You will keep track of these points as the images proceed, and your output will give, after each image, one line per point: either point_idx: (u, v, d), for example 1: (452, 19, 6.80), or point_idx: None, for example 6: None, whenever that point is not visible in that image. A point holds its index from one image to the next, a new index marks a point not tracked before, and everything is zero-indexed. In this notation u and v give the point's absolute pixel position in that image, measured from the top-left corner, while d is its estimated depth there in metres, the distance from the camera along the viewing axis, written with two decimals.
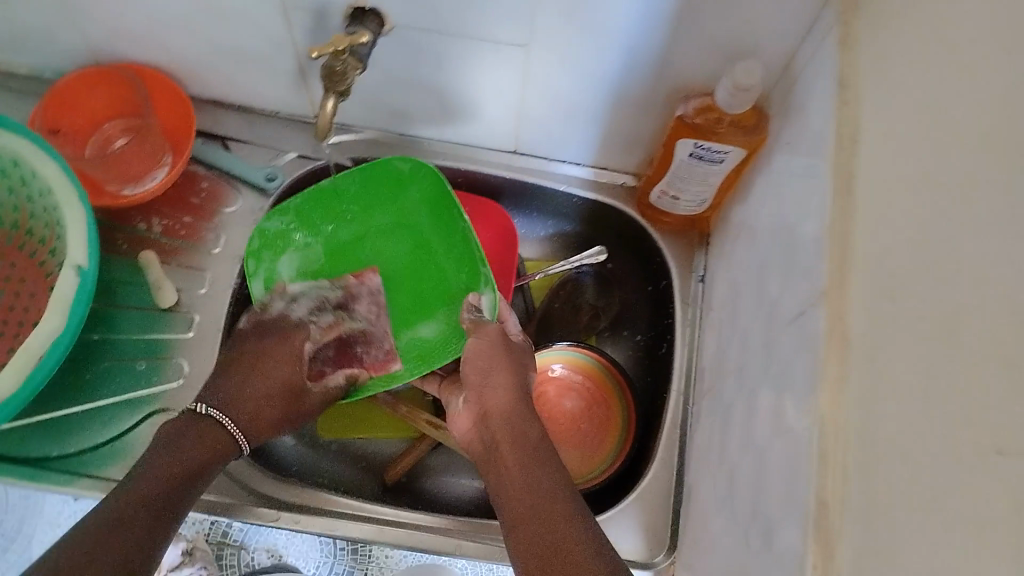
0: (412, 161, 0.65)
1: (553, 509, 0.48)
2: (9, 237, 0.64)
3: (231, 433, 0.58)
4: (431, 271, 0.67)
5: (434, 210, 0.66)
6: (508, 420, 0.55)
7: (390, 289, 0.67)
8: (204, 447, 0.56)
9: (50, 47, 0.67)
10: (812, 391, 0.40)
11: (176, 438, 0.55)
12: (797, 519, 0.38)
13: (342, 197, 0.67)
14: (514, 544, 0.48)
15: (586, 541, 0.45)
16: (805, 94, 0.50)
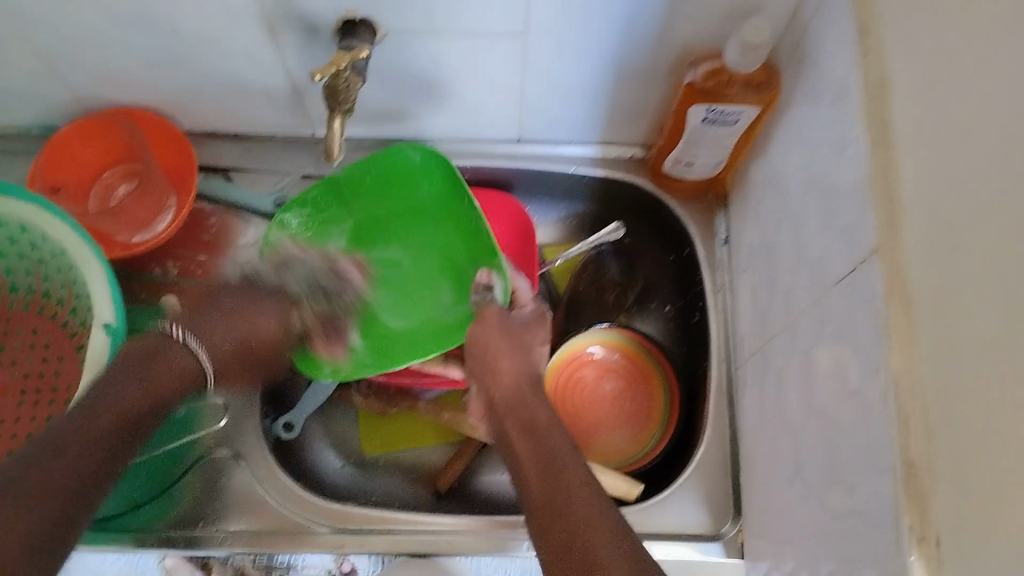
0: (422, 151, 0.64)
1: (573, 492, 0.44)
2: (19, 303, 0.63)
3: (197, 359, 0.56)
4: (425, 258, 0.67)
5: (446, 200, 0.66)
6: (513, 410, 0.52)
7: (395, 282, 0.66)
8: (182, 371, 0.54)
9: (37, 103, 0.66)
10: (879, 351, 0.40)
11: (146, 359, 0.52)
12: (883, 479, 0.39)
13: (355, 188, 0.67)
14: (537, 531, 0.44)
15: (610, 527, 0.42)
16: (820, 45, 0.49)
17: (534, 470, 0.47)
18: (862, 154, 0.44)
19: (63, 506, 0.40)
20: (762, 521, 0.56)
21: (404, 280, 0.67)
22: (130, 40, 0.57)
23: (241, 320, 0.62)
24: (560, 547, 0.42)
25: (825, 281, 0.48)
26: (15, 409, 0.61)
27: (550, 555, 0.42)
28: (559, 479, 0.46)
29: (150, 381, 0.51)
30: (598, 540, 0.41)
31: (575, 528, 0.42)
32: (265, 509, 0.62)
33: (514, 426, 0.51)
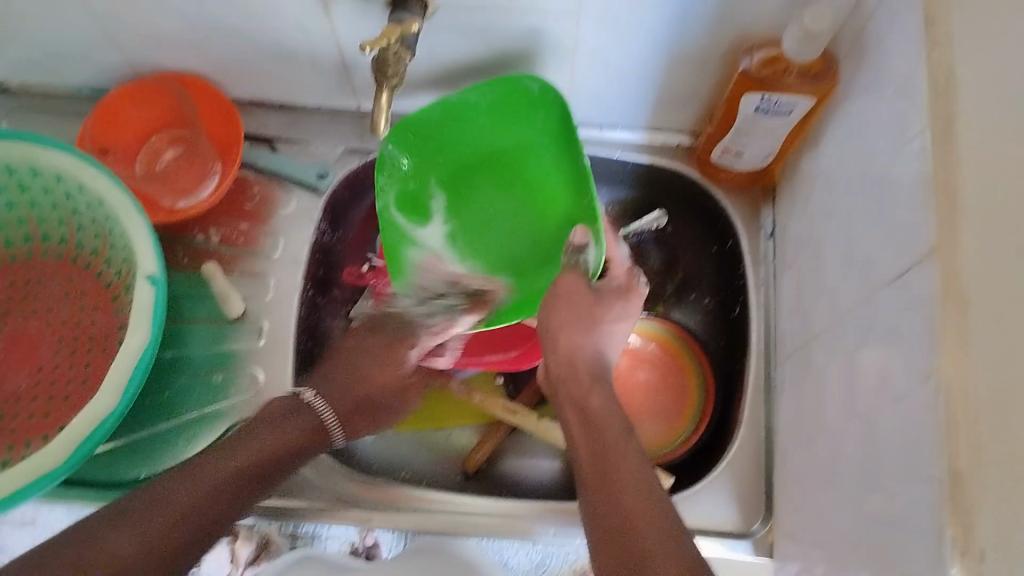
0: (543, 82, 0.57)
1: (623, 474, 0.46)
2: (58, 253, 0.64)
3: (329, 427, 0.61)
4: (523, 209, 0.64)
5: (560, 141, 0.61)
6: (566, 387, 0.56)
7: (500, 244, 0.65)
8: (301, 435, 0.59)
9: (88, 64, 0.67)
10: (930, 355, 0.38)
11: (280, 419, 0.58)
12: (927, 487, 0.37)
13: (466, 111, 0.60)
14: (586, 505, 0.46)
15: (652, 516, 0.43)
16: (883, 34, 0.47)
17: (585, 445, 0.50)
18: (923, 149, 0.42)
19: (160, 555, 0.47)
20: (794, 521, 0.55)
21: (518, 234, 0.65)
22: (181, 4, 0.57)
23: (356, 369, 0.65)
24: (605, 528, 0.44)
25: (875, 281, 0.46)
26: (52, 356, 0.62)
27: (596, 535, 0.44)
28: (604, 456, 0.48)
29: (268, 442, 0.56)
30: (640, 526, 0.43)
31: (616, 515, 0.44)
32: (296, 479, 0.63)
33: (571, 408, 0.54)
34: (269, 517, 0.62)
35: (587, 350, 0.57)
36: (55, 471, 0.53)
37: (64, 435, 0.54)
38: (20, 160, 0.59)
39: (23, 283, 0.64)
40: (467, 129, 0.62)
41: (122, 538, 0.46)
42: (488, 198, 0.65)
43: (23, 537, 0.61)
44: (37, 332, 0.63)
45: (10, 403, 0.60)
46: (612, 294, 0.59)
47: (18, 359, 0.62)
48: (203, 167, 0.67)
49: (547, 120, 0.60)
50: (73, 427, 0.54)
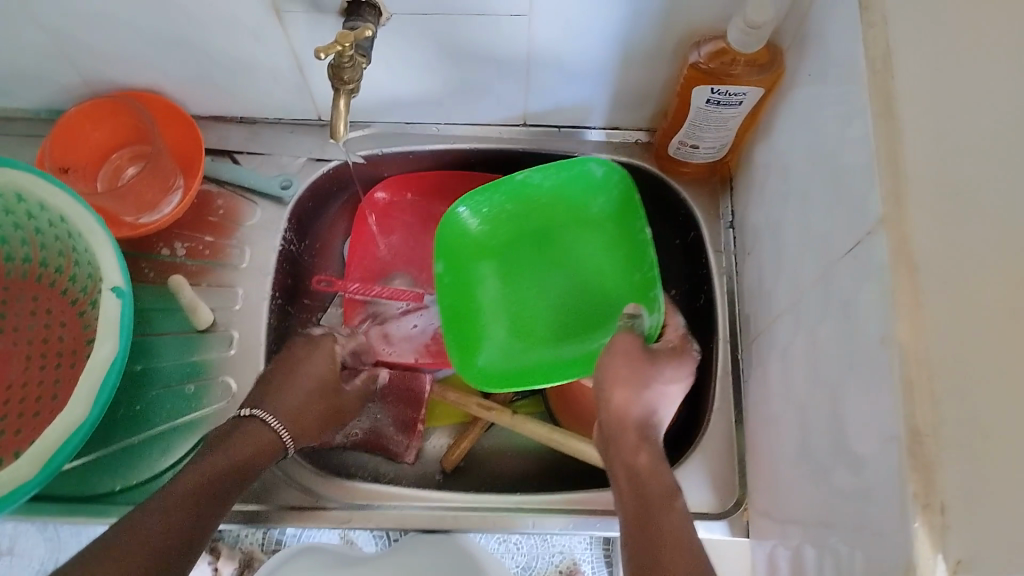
0: (608, 166, 0.66)
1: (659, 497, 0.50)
2: (21, 271, 0.64)
3: (276, 432, 0.59)
4: (564, 306, 0.69)
5: (617, 217, 0.68)
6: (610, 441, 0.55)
7: (560, 326, 0.68)
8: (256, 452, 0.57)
9: (46, 85, 0.67)
10: (884, 319, 0.40)
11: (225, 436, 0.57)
12: (888, 447, 0.38)
13: (534, 189, 0.68)
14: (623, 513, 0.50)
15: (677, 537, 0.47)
16: (825, 19, 0.49)
17: (626, 489, 0.51)
18: (866, 124, 0.44)
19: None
20: (767, 499, 0.56)
21: (582, 317, 0.68)
22: (134, 20, 0.57)
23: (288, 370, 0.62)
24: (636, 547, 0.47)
25: (830, 255, 0.48)
26: (22, 372, 0.62)
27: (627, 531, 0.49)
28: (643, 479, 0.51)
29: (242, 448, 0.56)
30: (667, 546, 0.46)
31: (647, 527, 0.48)
32: (275, 486, 0.63)
33: (619, 466, 0.53)
34: (252, 524, 0.62)
35: (635, 410, 0.56)
36: (27, 483, 0.53)
37: (34, 448, 0.54)
38: None
39: None
40: (504, 210, 0.69)
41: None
42: (536, 273, 0.70)
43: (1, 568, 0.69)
44: (5, 351, 0.63)
45: None
46: (667, 356, 0.58)
47: None
48: (166, 182, 0.66)
49: (608, 201, 0.68)
50: (44, 440, 0.54)
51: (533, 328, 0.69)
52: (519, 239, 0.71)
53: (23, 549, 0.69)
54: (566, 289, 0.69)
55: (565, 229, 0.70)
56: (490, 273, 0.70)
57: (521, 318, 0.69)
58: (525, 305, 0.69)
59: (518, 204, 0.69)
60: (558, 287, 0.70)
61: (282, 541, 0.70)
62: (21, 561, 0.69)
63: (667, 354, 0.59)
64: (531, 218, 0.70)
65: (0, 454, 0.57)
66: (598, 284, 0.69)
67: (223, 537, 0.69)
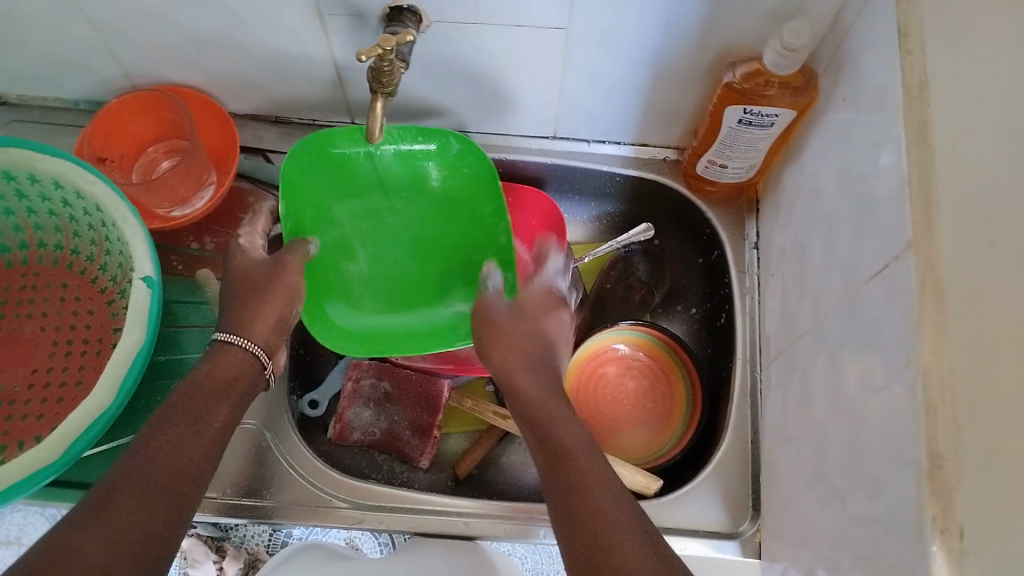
0: (466, 143, 0.65)
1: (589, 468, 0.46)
2: (53, 259, 0.65)
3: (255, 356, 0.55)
4: (409, 278, 0.68)
5: (457, 197, 0.68)
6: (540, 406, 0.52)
7: (407, 299, 0.68)
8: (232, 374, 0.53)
9: (87, 77, 0.68)
10: (909, 343, 0.40)
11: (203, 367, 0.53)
12: (909, 471, 0.38)
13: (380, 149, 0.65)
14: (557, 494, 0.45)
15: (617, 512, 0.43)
16: (862, 45, 0.50)
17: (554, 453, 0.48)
18: (899, 150, 0.44)
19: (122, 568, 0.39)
20: (780, 521, 0.56)
21: (427, 288, 0.68)
22: (179, 17, 0.59)
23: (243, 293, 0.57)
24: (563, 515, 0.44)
25: (855, 279, 0.48)
26: (45, 359, 0.62)
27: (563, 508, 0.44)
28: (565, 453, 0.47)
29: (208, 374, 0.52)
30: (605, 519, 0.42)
31: (580, 501, 0.44)
32: (287, 481, 0.64)
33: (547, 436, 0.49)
34: (262, 520, 0.62)
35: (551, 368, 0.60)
36: (47, 468, 0.53)
37: (57, 433, 0.54)
38: (16, 166, 0.60)
39: (16, 288, 0.64)
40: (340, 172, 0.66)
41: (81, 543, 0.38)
42: (375, 241, 0.68)
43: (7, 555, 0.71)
44: (31, 337, 0.63)
45: (3, 402, 0.60)
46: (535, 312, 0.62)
47: (12, 361, 0.62)
48: (200, 177, 0.67)
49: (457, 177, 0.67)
50: (66, 425, 0.54)
51: (374, 295, 0.68)
52: (350, 203, 0.67)
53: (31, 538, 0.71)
54: (401, 250, 0.68)
55: (399, 202, 0.68)
56: (333, 234, 0.67)
57: (362, 282, 0.68)
58: (374, 273, 0.68)
59: (349, 173, 0.66)
60: (392, 248, 0.68)
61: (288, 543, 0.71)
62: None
63: (537, 306, 0.62)
64: (366, 189, 0.67)
65: (22, 436, 0.58)
66: (438, 258, 0.69)
67: (229, 537, 0.71)
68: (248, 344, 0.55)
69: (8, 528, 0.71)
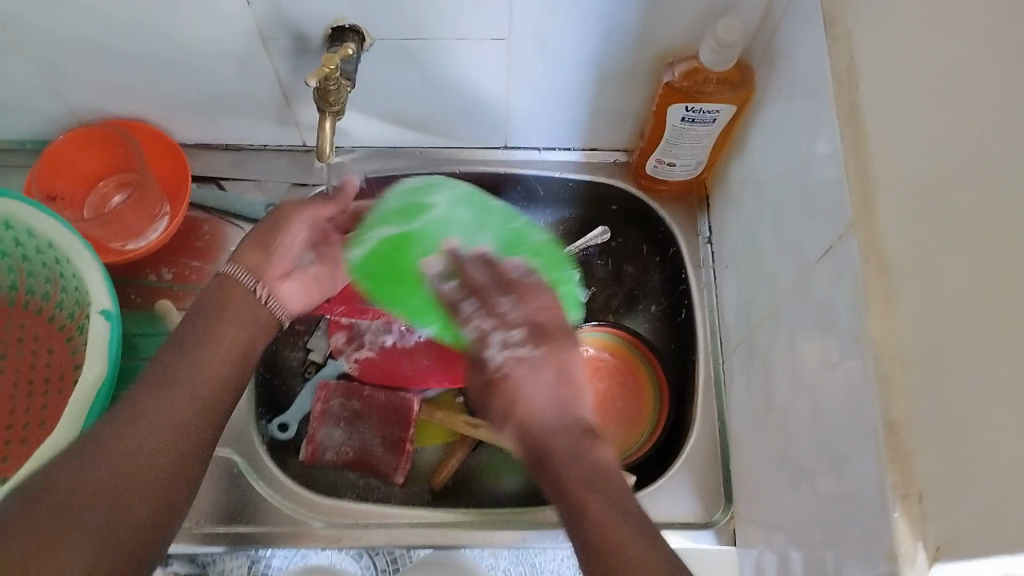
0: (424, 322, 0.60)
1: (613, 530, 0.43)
2: (7, 300, 0.64)
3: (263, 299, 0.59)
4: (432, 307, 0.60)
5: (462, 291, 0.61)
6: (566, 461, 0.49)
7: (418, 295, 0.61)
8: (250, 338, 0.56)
9: (31, 116, 0.67)
10: (857, 319, 0.41)
11: (222, 315, 0.55)
12: (869, 442, 0.40)
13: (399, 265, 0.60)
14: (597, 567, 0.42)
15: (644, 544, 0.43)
16: (792, 37, 0.52)
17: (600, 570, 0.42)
18: (834, 136, 0.46)
19: (126, 546, 0.42)
20: (753, 506, 0.57)
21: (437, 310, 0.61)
22: (123, 50, 0.58)
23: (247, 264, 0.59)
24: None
25: (805, 262, 0.50)
26: (5, 403, 0.62)
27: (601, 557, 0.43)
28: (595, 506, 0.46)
29: (230, 337, 0.55)
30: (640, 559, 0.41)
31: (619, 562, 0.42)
32: (262, 509, 0.64)
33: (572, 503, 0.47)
34: (239, 548, 0.63)
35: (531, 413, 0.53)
36: None
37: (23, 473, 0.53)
38: None
39: None
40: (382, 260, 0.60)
41: (89, 513, 0.41)
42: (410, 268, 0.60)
43: None
44: None
45: None
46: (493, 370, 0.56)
47: None
48: (151, 210, 0.67)
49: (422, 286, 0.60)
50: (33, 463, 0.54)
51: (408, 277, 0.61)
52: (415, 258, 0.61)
53: None
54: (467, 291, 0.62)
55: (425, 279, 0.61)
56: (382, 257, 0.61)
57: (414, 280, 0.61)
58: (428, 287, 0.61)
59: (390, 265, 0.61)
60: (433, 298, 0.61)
61: None
62: None
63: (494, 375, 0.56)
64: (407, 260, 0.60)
65: None
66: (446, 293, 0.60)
67: None
68: (242, 275, 0.58)
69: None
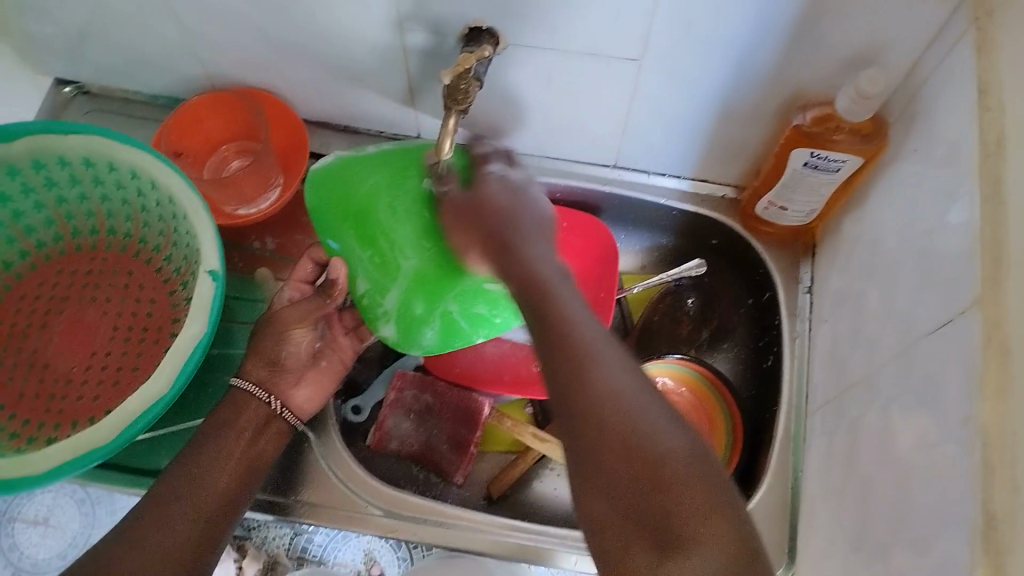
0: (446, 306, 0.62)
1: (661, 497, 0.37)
2: (121, 247, 0.68)
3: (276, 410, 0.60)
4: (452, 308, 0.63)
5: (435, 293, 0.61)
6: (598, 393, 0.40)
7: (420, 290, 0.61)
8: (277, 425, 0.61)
9: (171, 75, 0.71)
10: (970, 398, 0.39)
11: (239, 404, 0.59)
12: (961, 528, 0.38)
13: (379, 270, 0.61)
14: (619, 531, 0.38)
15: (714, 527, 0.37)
16: (937, 97, 0.50)
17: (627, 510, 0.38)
18: (972, 205, 0.44)
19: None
20: (817, 572, 0.55)
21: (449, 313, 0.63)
22: (268, 25, 0.61)
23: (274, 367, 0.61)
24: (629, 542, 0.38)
25: (916, 330, 0.48)
26: (105, 343, 0.66)
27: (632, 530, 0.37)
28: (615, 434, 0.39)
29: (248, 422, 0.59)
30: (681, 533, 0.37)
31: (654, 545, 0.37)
32: (323, 484, 0.65)
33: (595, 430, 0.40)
34: (299, 518, 0.64)
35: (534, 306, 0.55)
36: (95, 452, 0.54)
37: (116, 412, 0.55)
38: (97, 153, 0.62)
39: (82, 273, 0.68)
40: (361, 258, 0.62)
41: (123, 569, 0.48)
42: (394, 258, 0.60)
43: (33, 536, 0.81)
44: (93, 319, 0.67)
45: (61, 380, 0.64)
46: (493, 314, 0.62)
47: (73, 342, 0.66)
48: (265, 179, 0.69)
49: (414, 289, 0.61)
50: (125, 407, 0.56)
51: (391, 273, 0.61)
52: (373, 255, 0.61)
53: (60, 520, 0.81)
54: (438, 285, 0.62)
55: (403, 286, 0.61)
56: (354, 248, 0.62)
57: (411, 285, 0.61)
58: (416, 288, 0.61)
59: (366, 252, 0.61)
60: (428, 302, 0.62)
61: (307, 548, 0.74)
62: (56, 533, 0.81)
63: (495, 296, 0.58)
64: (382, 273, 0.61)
65: (75, 416, 0.62)
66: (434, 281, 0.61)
67: (250, 537, 0.74)
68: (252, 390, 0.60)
69: (38, 509, 0.81)
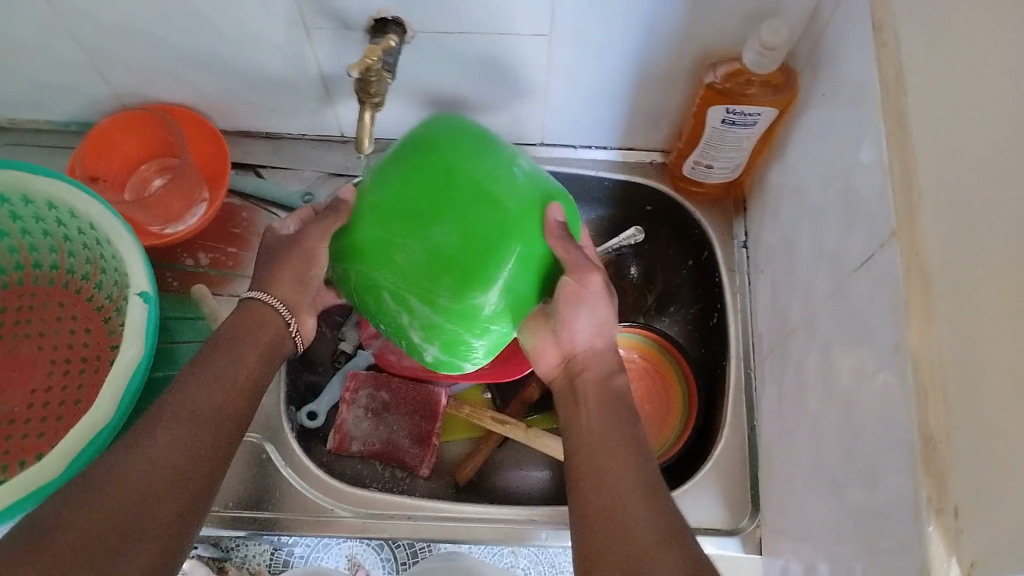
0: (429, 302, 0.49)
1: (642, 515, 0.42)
2: (49, 279, 0.66)
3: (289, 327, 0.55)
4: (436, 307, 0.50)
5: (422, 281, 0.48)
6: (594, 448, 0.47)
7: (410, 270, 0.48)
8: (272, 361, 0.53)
9: (78, 99, 0.69)
10: (898, 329, 0.40)
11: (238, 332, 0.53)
12: (904, 457, 0.39)
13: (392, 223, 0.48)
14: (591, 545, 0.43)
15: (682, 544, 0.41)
16: (838, 41, 0.51)
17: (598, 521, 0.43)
18: (880, 144, 0.45)
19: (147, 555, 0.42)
20: (780, 518, 0.57)
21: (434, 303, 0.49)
22: (167, 38, 0.59)
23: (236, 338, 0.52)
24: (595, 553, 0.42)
25: (844, 270, 0.49)
26: (45, 379, 0.64)
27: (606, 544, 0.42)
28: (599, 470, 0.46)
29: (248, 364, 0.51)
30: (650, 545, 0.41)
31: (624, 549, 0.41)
32: (286, 493, 0.65)
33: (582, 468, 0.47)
34: (266, 531, 0.63)
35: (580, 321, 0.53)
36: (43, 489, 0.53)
37: (60, 446, 0.54)
38: (10, 188, 0.60)
39: (12, 310, 0.66)
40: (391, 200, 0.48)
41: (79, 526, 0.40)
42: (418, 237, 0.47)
43: None
44: (29, 356, 0.65)
45: (3, 422, 0.62)
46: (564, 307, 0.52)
47: (12, 380, 0.64)
48: (190, 195, 0.68)
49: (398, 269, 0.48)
50: (68, 441, 0.54)
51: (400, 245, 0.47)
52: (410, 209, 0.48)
53: None
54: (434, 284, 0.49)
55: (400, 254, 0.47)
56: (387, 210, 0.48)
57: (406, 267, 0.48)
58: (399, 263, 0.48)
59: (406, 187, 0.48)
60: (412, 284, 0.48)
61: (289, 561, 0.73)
62: None
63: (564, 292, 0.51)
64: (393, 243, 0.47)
65: (22, 454, 0.60)
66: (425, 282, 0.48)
67: (230, 558, 0.72)
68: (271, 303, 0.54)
69: None
